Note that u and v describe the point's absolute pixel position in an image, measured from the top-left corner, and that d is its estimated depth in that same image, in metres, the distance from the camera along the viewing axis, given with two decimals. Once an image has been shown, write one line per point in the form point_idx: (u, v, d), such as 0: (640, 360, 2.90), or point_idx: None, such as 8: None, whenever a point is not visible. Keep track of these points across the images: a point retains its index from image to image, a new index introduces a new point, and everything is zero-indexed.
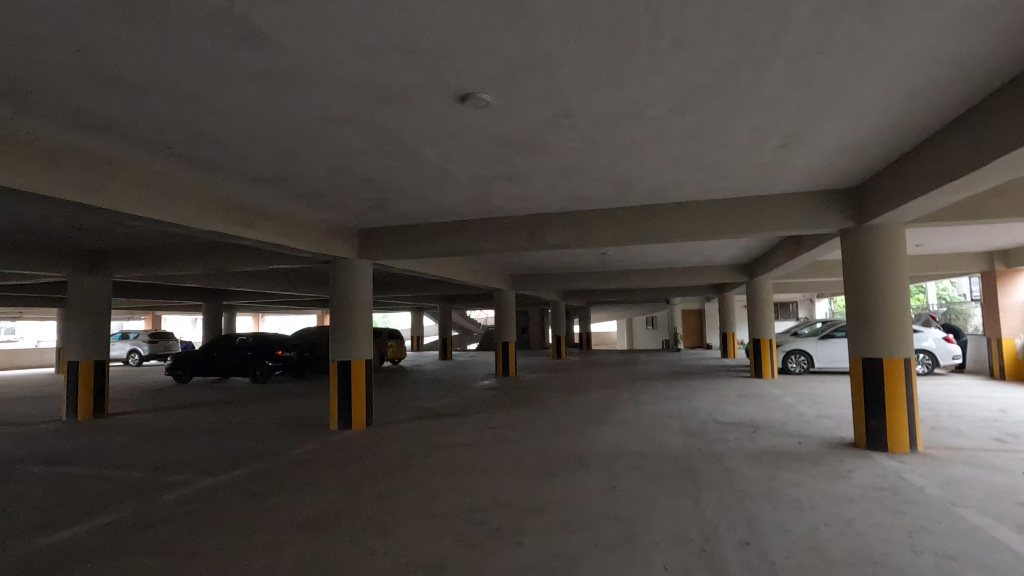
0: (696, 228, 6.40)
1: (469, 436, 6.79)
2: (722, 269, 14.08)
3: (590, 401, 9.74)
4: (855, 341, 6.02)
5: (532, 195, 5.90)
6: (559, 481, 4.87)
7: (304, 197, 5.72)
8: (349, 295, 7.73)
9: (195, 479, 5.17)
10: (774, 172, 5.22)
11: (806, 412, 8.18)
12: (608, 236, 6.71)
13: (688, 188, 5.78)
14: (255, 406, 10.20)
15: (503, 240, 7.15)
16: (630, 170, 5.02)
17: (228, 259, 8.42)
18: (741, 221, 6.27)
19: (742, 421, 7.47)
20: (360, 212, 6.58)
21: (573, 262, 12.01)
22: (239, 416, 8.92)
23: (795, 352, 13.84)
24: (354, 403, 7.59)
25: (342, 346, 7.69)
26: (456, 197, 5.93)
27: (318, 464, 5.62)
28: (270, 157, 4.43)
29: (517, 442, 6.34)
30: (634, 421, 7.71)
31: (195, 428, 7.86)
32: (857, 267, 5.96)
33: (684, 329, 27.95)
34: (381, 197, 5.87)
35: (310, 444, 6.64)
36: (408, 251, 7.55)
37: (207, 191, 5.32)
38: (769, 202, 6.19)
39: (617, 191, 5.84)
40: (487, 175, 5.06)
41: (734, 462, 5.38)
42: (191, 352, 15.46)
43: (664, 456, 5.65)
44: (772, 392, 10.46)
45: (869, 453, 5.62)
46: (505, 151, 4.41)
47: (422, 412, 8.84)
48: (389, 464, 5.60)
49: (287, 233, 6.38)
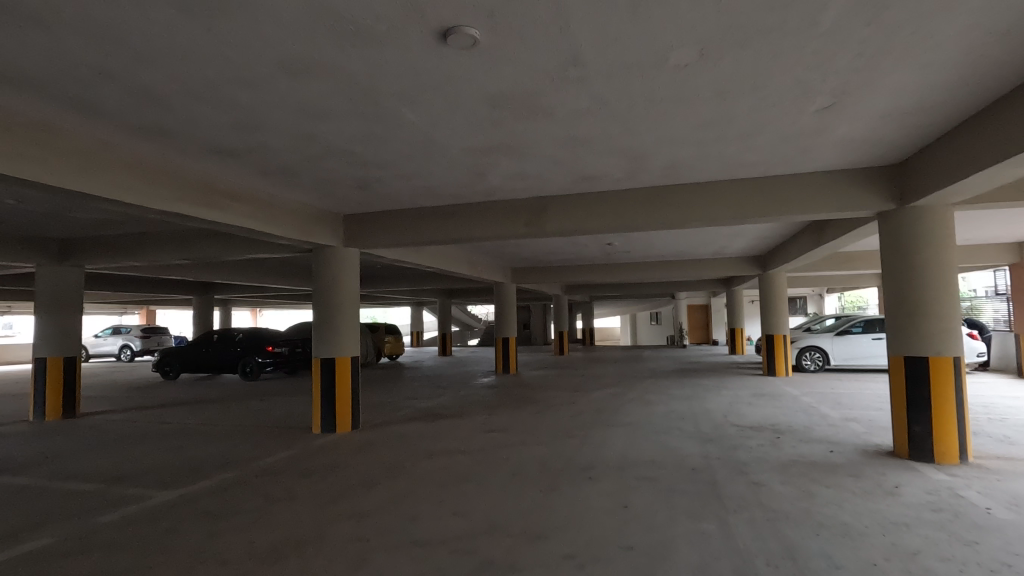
0: (717, 211, 5.72)
1: (463, 442, 6.15)
2: (733, 261, 13.37)
3: (594, 401, 9.10)
4: (895, 338, 5.36)
5: (533, 173, 5.26)
6: (563, 499, 4.23)
7: (277, 175, 5.07)
8: (334, 286, 7.07)
9: (150, 494, 4.56)
10: (810, 144, 4.55)
11: (830, 414, 7.53)
12: (617, 221, 6.04)
13: (709, 164, 5.11)
14: (239, 406, 9.56)
15: (500, 226, 6.50)
16: (647, 139, 4.36)
17: (204, 248, 7.76)
18: (766, 204, 5.59)
19: (764, 425, 6.81)
20: (343, 194, 5.93)
21: (578, 253, 11.32)
22: (218, 417, 8.28)
23: (810, 349, 13.16)
24: (339, 405, 6.94)
25: (326, 343, 7.03)
26: (447, 176, 5.27)
27: (292, 475, 4.99)
28: (227, 122, 3.79)
29: (515, 451, 5.71)
30: (644, 424, 7.07)
31: (166, 431, 7.24)
32: (899, 255, 5.29)
33: (690, 325, 27.31)
34: (364, 176, 5.21)
35: (288, 450, 6.02)
36: (397, 239, 6.90)
37: (166, 166, 4.69)
38: (798, 181, 5.52)
39: (629, 168, 5.18)
40: (480, 146, 4.41)
41: (761, 474, 4.75)
42: (179, 348, 14.89)
43: (680, 467, 5.00)
44: (789, 391, 9.81)
45: (913, 464, 4.97)
46: (501, 114, 3.75)
47: (415, 413, 8.21)
48: (371, 475, 4.97)
49: (262, 217, 5.74)
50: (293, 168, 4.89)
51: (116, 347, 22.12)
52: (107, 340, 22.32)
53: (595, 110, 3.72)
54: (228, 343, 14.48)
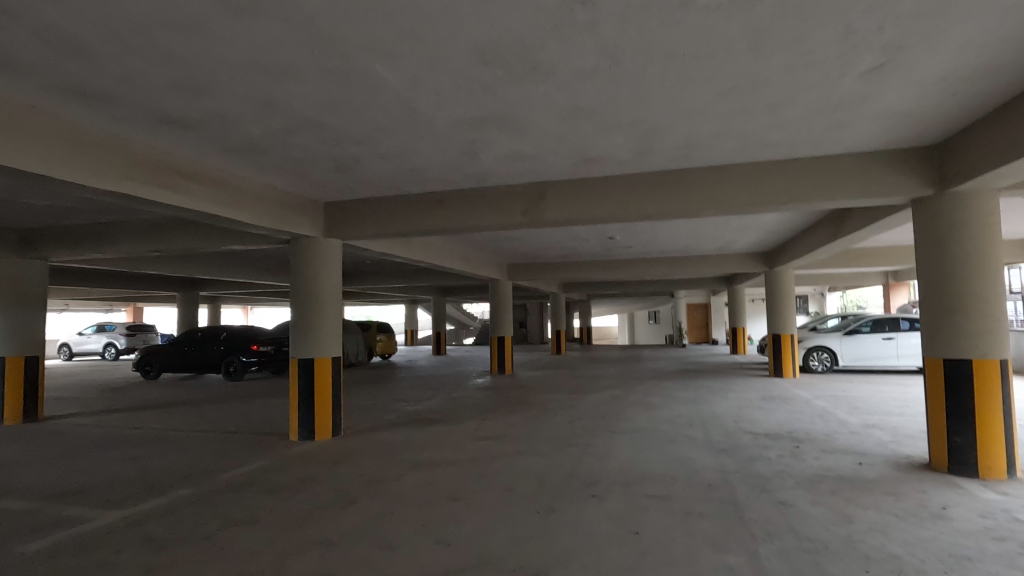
0: (734, 197, 5.17)
1: (453, 453, 5.59)
2: (738, 258, 12.81)
3: (595, 405, 8.55)
4: (932, 339, 4.83)
5: (530, 152, 4.70)
6: (564, 523, 3.69)
7: (242, 153, 4.51)
8: (314, 280, 6.48)
9: (93, 516, 3.99)
10: (846, 117, 4.01)
11: (849, 420, 7.01)
12: (622, 209, 5.48)
13: (730, 143, 4.55)
14: (216, 408, 8.97)
15: (494, 215, 5.93)
16: (660, 110, 3.80)
17: (173, 238, 7.16)
18: (790, 190, 5.05)
19: (780, 432, 6.28)
20: (320, 177, 5.35)
21: (577, 247, 10.73)
22: (191, 421, 7.70)
23: (818, 349, 12.66)
24: (319, 411, 6.35)
25: (305, 342, 6.43)
26: (435, 155, 4.71)
27: (258, 491, 4.43)
28: (171, 81, 3.21)
29: (510, 463, 5.15)
30: (649, 431, 6.53)
31: (129, 438, 6.64)
32: (937, 246, 4.75)
33: (689, 324, 26.81)
34: (341, 155, 4.65)
35: (259, 460, 5.44)
36: (382, 229, 6.33)
37: (112, 141, 4.10)
38: (825, 165, 4.98)
39: (638, 147, 4.64)
40: (470, 118, 3.85)
41: (786, 491, 4.22)
42: (161, 346, 14.33)
43: (694, 483, 4.46)
44: (800, 394, 9.30)
45: (954, 479, 4.44)
46: (493, 74, 3.20)
47: (403, 418, 7.65)
48: (347, 492, 4.41)
49: (230, 203, 5.16)
50: (259, 144, 4.31)
51: (101, 345, 21.50)
52: (92, 338, 21.68)
53: (605, 69, 3.17)
54: (211, 341, 13.86)
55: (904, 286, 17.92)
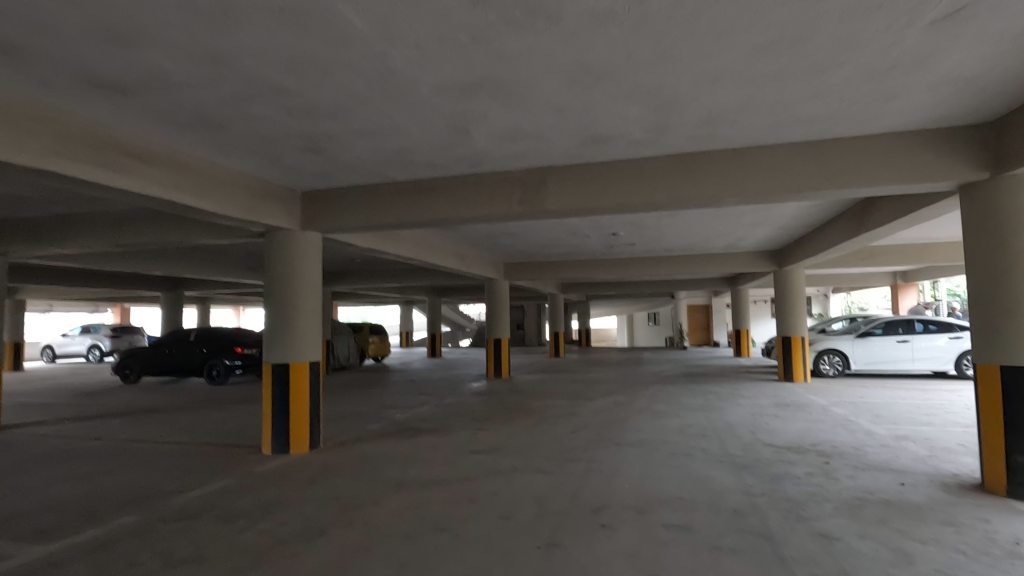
0: (757, 183, 4.60)
1: (442, 470, 4.99)
2: (746, 256, 12.21)
3: (597, 412, 7.95)
4: (986, 343, 4.25)
5: (530, 130, 4.11)
6: (570, 563, 3.09)
7: (198, 128, 3.91)
8: (290, 276, 5.85)
9: (12, 552, 3.37)
10: (898, 84, 3.43)
11: (876, 431, 6.43)
12: (632, 197, 4.87)
13: (759, 118, 3.98)
14: (190, 416, 8.35)
15: (488, 204, 5.33)
16: (684, 72, 3.22)
17: (138, 230, 6.52)
18: (822, 174, 4.47)
19: (804, 445, 5.69)
20: (293, 161, 4.76)
21: (578, 244, 10.13)
22: (159, 431, 7.08)
23: (829, 352, 12.10)
24: (295, 422, 5.74)
25: (280, 345, 5.80)
26: (420, 133, 4.11)
27: (214, 520, 3.83)
28: (90, 27, 2.62)
29: (506, 483, 4.55)
30: (659, 443, 5.94)
31: (86, 451, 6.01)
32: (992, 237, 4.17)
33: (690, 326, 26.27)
34: (314, 132, 4.06)
35: (224, 479, 4.84)
36: (366, 220, 5.73)
37: (39, 110, 3.48)
38: (863, 146, 4.41)
39: (653, 124, 4.05)
40: (459, 81, 3.27)
41: (826, 520, 3.63)
42: (142, 349, 13.68)
43: (718, 510, 3.87)
44: (816, 400, 8.75)
45: (1017, 505, 3.87)
46: (484, 19, 2.61)
47: (390, 428, 7.05)
48: (317, 520, 3.81)
49: (190, 188, 4.58)
50: (215, 117, 3.72)
51: (85, 347, 20.80)
52: (75, 339, 20.98)
53: (622, 12, 2.58)
54: (193, 343, 13.20)
55: (913, 286, 17.36)
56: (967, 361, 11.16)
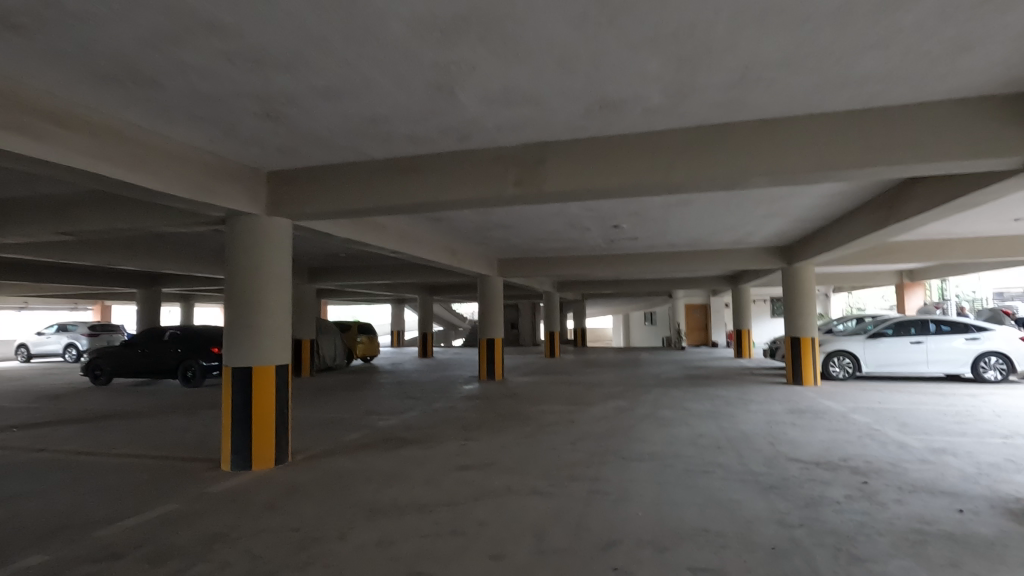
0: (789, 159, 3.96)
1: (424, 491, 4.31)
2: (751, 253, 11.58)
3: (598, 419, 7.29)
4: None
5: (528, 90, 3.45)
6: None
7: (123, 82, 3.22)
8: (253, 267, 5.13)
9: None
10: (980, 26, 2.80)
11: (909, 442, 5.80)
12: (645, 177, 4.21)
13: (803, 77, 3.32)
14: (152, 423, 7.62)
15: (478, 185, 4.65)
16: (724, 6, 2.56)
17: (82, 216, 5.78)
18: (867, 148, 3.84)
19: (834, 461, 5.05)
20: (249, 130, 4.07)
21: (575, 237, 9.45)
22: (113, 441, 6.35)
23: (838, 354, 11.52)
24: (258, 432, 5.04)
25: (242, 346, 5.09)
26: (395, 92, 3.42)
27: (141, 561, 3.14)
28: None
29: (498, 509, 3.88)
30: (671, 457, 5.29)
31: (19, 466, 5.27)
32: None
33: (688, 325, 25.65)
34: (266, 90, 3.37)
35: (168, 503, 4.15)
36: (340, 205, 5.04)
37: None
38: (916, 115, 3.78)
39: (675, 84, 3.39)
40: (441, 16, 2.60)
41: (888, 562, 2.99)
42: (112, 348, 12.89)
43: (752, 546, 3.23)
44: (833, 406, 8.13)
45: None
46: None
47: (371, 437, 6.36)
48: (268, 559, 3.14)
49: (124, 161, 3.88)
50: (140, 64, 3.02)
51: (62, 346, 19.94)
52: (52, 338, 20.16)
53: None
54: (167, 343, 12.43)
55: (920, 285, 16.82)
56: (984, 364, 10.58)
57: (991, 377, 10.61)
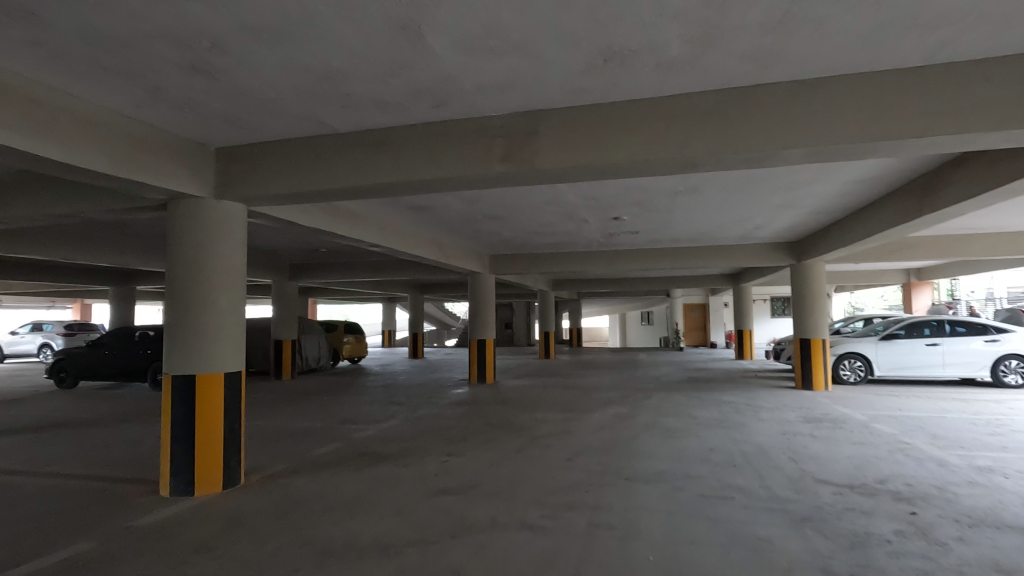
0: (831, 127, 3.28)
1: (392, 525, 3.62)
2: (757, 249, 10.93)
3: (596, 430, 6.58)
4: None
5: (514, 32, 2.74)
6: None
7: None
8: (199, 260, 4.41)
9: None
10: None
11: (948, 459, 5.14)
12: (655, 150, 3.52)
13: (860, 17, 2.66)
14: (103, 433, 6.86)
15: (458, 161, 3.94)
16: None
17: (9, 199, 5.04)
18: (929, 112, 3.16)
19: (870, 484, 4.37)
20: (178, 90, 3.35)
21: (571, 231, 8.80)
22: (48, 457, 5.60)
23: (849, 356, 10.83)
24: (203, 452, 4.32)
25: (187, 351, 4.36)
26: (349, 34, 2.73)
27: None
28: None
29: (479, 549, 3.20)
30: (681, 477, 4.62)
31: None
32: None
33: (687, 326, 24.99)
34: (184, 29, 2.65)
35: (81, 542, 3.43)
36: (299, 185, 4.33)
37: None
38: (988, 70, 3.11)
39: (699, 25, 2.70)
40: None
41: None
42: (78, 349, 12.11)
43: None
44: (851, 414, 7.48)
45: None
46: None
47: (341, 452, 5.65)
48: None
49: (23, 126, 3.16)
50: None
51: (36, 346, 19.11)
52: (26, 338, 19.33)
53: None
54: (137, 344, 11.67)
55: (927, 283, 16.28)
56: (1003, 367, 9.98)
57: (1011, 381, 10.01)
